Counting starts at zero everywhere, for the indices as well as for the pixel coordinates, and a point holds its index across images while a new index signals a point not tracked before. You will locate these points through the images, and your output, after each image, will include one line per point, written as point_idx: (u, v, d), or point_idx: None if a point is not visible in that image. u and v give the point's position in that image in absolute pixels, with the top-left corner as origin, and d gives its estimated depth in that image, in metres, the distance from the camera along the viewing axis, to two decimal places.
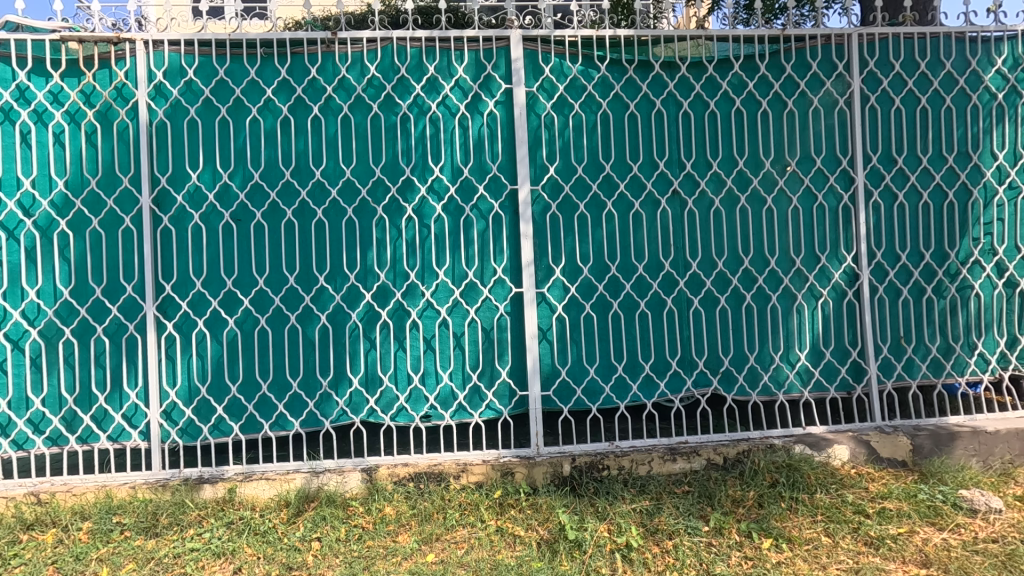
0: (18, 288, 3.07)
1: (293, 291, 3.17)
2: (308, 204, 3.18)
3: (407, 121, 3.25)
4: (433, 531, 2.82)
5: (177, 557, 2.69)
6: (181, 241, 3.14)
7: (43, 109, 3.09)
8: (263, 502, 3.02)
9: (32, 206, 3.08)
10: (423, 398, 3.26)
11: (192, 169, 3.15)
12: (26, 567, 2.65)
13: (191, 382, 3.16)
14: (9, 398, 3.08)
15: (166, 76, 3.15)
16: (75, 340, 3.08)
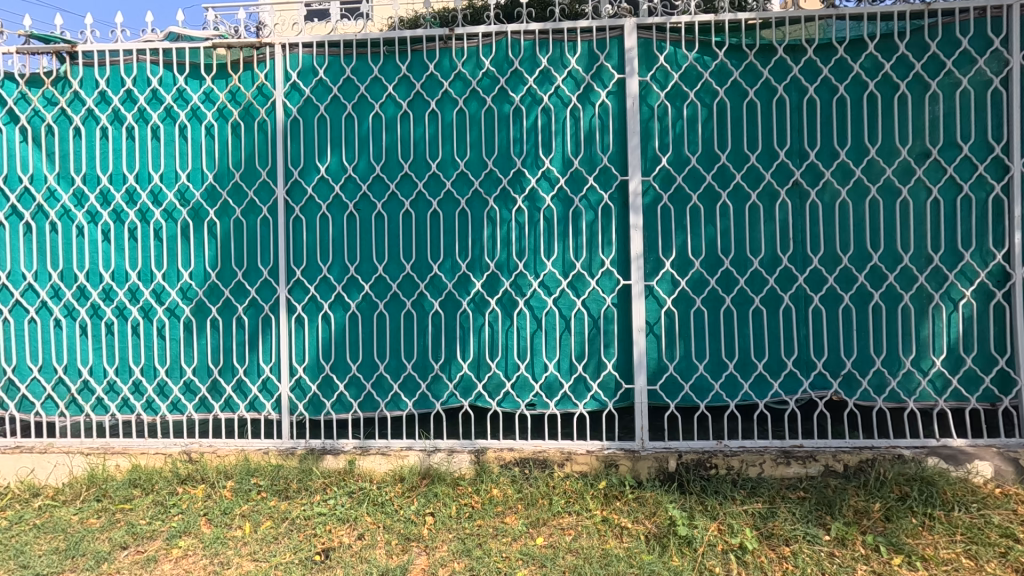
0: (175, 270, 3.44)
1: (409, 278, 3.34)
2: (425, 195, 3.33)
3: (519, 113, 3.31)
4: (540, 516, 2.88)
5: (307, 518, 2.93)
6: (311, 229, 3.39)
7: (197, 109, 3.43)
8: (379, 476, 3.22)
9: (187, 197, 3.43)
10: (529, 385, 3.34)
11: (321, 162, 3.38)
12: (183, 516, 3.00)
13: (317, 360, 3.41)
14: (167, 367, 3.48)
15: (300, 76, 3.39)
16: (220, 318, 3.42)
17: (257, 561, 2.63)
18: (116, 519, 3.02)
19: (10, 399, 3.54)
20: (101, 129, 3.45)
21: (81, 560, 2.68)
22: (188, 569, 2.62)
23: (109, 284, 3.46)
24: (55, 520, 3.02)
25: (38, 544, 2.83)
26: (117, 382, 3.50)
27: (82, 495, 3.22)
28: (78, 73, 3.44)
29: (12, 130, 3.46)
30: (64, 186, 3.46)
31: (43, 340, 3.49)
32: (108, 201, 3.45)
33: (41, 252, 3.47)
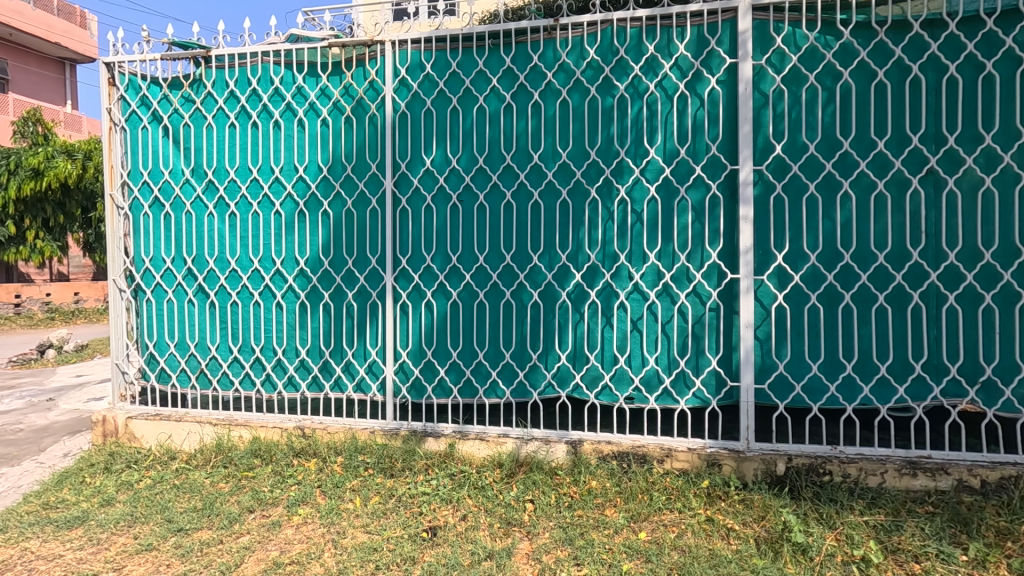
0: (293, 257, 3.67)
1: (509, 269, 3.39)
2: (526, 186, 3.36)
3: (624, 103, 3.25)
4: (640, 510, 2.85)
5: (413, 497, 3.06)
6: (416, 220, 3.51)
7: (314, 106, 3.63)
8: (478, 460, 3.29)
9: (304, 189, 3.65)
10: (627, 378, 3.30)
11: (426, 156, 3.49)
12: (300, 486, 3.22)
13: (420, 345, 3.54)
14: (284, 348, 3.72)
15: (408, 72, 3.51)
16: (332, 303, 3.63)
17: (370, 533, 2.76)
18: (242, 484, 3.29)
19: (150, 372, 3.92)
20: (230, 125, 3.73)
21: (215, 519, 2.93)
22: (309, 535, 2.78)
23: (235, 269, 3.74)
24: (191, 482, 3.34)
25: (179, 502, 3.13)
26: (240, 360, 3.79)
27: (212, 461, 3.53)
28: (211, 75, 3.74)
29: (155, 128, 3.82)
30: (198, 179, 3.77)
31: (178, 319, 3.84)
32: (235, 192, 3.73)
33: (178, 239, 3.81)
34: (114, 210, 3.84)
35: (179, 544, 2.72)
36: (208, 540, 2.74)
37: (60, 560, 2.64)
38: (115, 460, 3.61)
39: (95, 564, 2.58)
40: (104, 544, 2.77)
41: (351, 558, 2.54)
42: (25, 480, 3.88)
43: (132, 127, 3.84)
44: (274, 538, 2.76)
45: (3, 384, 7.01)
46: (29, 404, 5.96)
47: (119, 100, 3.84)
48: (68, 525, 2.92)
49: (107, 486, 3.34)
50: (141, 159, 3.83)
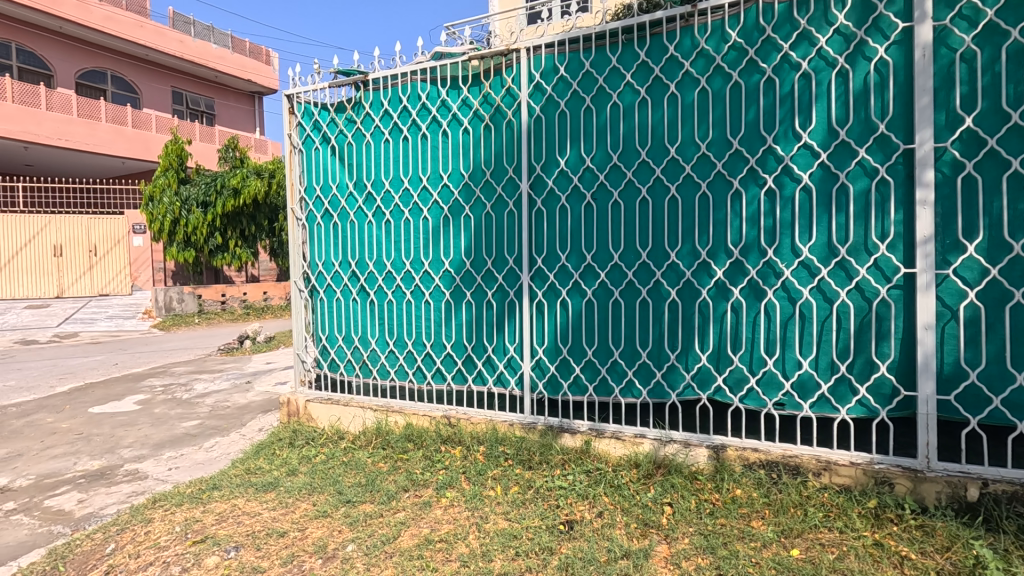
0: (439, 258, 3.96)
1: (645, 266, 3.33)
2: (663, 181, 3.27)
3: (771, 85, 3.02)
4: (793, 526, 2.64)
5: (549, 490, 3.14)
6: (551, 220, 3.59)
7: (457, 116, 3.87)
8: (615, 459, 3.28)
9: (448, 195, 3.91)
10: (777, 383, 3.07)
11: (561, 156, 3.55)
12: (447, 471, 3.48)
13: (555, 343, 3.62)
14: (431, 342, 4.04)
15: (543, 76, 3.59)
16: (474, 302, 3.86)
17: (510, 520, 2.89)
18: (398, 466, 3.64)
19: (323, 361, 4.50)
20: (384, 140, 4.13)
21: (376, 494, 3.28)
22: (455, 517, 2.99)
23: (390, 271, 4.14)
24: (356, 460, 3.77)
25: (347, 477, 3.56)
26: (395, 352, 4.19)
27: (372, 442, 3.95)
28: (369, 97, 4.17)
29: (324, 149, 4.37)
30: (359, 191, 4.23)
31: (345, 315, 4.35)
32: (389, 201, 4.12)
33: (343, 245, 4.31)
34: (295, 221, 4.46)
35: (347, 514, 3.10)
36: (371, 513, 3.08)
37: (259, 516, 3.15)
38: (297, 437, 4.20)
39: (284, 523, 3.04)
40: (291, 507, 3.24)
41: (493, 542, 2.69)
42: (233, 449, 4.69)
43: (307, 149, 4.43)
44: (425, 516, 3.02)
45: (216, 368, 8.49)
46: (234, 386, 7.16)
47: (297, 126, 4.44)
48: (264, 489, 3.48)
49: (291, 459, 3.90)
50: (315, 175, 4.40)
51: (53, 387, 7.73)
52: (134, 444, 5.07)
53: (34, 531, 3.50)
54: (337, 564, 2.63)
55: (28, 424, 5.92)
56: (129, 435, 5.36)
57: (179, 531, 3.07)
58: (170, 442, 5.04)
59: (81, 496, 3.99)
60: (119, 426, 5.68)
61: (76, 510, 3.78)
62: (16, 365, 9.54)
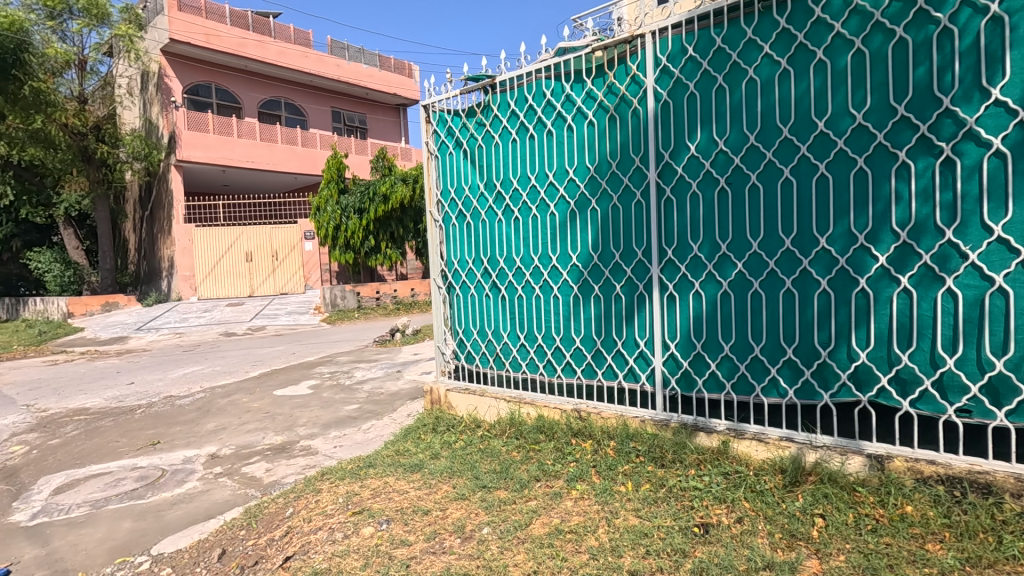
0: (566, 253, 3.99)
1: (789, 254, 3.05)
2: (810, 160, 2.96)
3: (947, 37, 2.59)
4: (981, 554, 2.26)
5: (683, 490, 3.00)
6: (682, 209, 3.42)
7: (581, 110, 3.84)
8: (757, 463, 3.06)
9: (574, 190, 3.91)
10: (961, 387, 2.63)
11: (691, 141, 3.36)
12: (578, 463, 3.49)
13: (688, 338, 3.46)
14: (561, 336, 4.09)
15: (670, 59, 3.43)
16: (602, 296, 3.82)
17: (641, 517, 2.83)
18: (530, 455, 3.74)
19: (461, 354, 4.78)
20: (511, 140, 4.24)
21: (510, 481, 3.41)
22: (586, 509, 3.00)
23: (520, 267, 4.25)
24: (491, 448, 3.95)
25: (484, 463, 3.76)
26: (526, 346, 4.31)
27: (506, 432, 4.11)
28: (496, 100, 4.31)
29: (457, 152, 4.61)
30: (490, 190, 4.40)
31: (479, 310, 4.57)
32: (518, 199, 4.23)
33: (476, 243, 4.52)
34: (433, 223, 4.79)
35: (484, 498, 3.27)
36: (506, 499, 3.22)
37: (407, 494, 3.45)
38: (439, 423, 4.52)
39: (428, 502, 3.30)
40: (434, 488, 3.51)
41: (623, 538, 2.67)
42: (386, 431, 5.19)
43: (442, 154, 4.71)
44: (556, 506, 3.07)
45: (372, 358, 9.44)
46: (386, 374, 7.92)
47: (433, 133, 4.74)
48: (411, 470, 3.80)
49: (434, 443, 4.21)
50: (449, 179, 4.67)
51: (248, 372, 9.17)
52: (307, 423, 5.84)
53: (235, 492, 4.20)
54: (474, 545, 2.79)
55: (230, 402, 7.11)
56: (304, 415, 6.18)
57: (342, 502, 3.48)
58: (336, 423, 5.73)
59: (268, 465, 4.70)
60: (296, 407, 6.58)
61: (264, 476, 4.47)
62: (222, 353, 11.46)
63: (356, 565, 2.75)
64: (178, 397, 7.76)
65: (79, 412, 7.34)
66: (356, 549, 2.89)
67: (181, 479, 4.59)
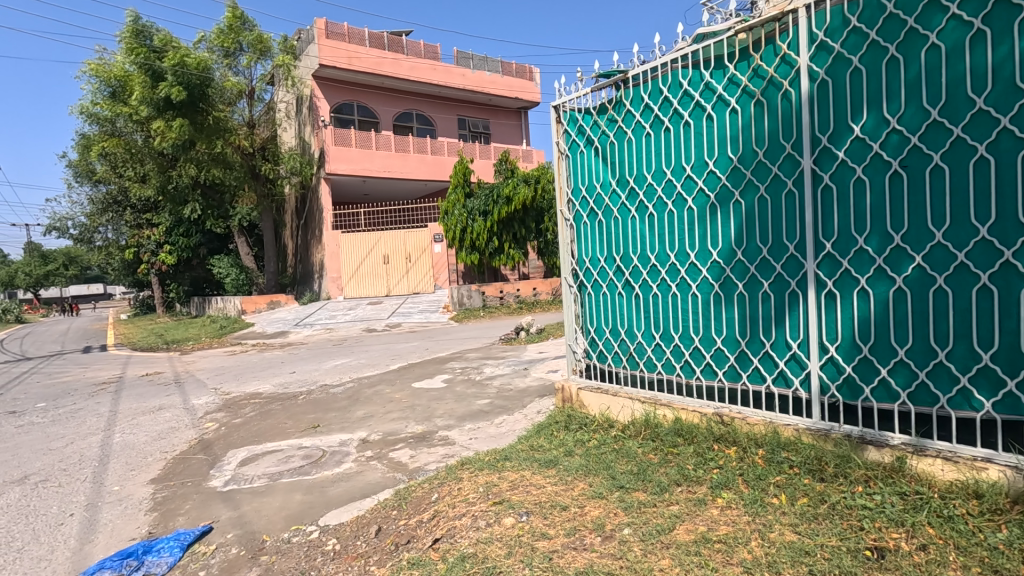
0: (706, 249, 3.79)
1: (985, 245, 2.63)
2: (1013, 134, 2.53)
3: None
4: None
5: (849, 508, 2.71)
6: (843, 199, 3.10)
7: (723, 97, 3.63)
8: (942, 484, 2.68)
9: (715, 183, 3.71)
10: None
11: (855, 122, 3.03)
12: (722, 470, 3.29)
13: (852, 340, 3.12)
14: (700, 336, 3.89)
15: (829, 33, 3.11)
16: (747, 294, 3.58)
17: (800, 534, 2.61)
18: (668, 458, 3.60)
19: (593, 352, 4.75)
20: (645, 134, 4.13)
21: (649, 484, 3.32)
22: (734, 519, 2.83)
23: (655, 264, 4.13)
24: (626, 448, 3.87)
25: (620, 463, 3.70)
26: (662, 346, 4.17)
27: (641, 433, 3.99)
28: (629, 94, 4.22)
29: (588, 150, 4.59)
30: (622, 187, 4.32)
31: (611, 309, 4.52)
32: (652, 194, 4.11)
33: (609, 241, 4.47)
34: (564, 222, 4.82)
35: (622, 498, 3.22)
36: (645, 501, 3.14)
37: (544, 489, 3.51)
38: (571, 421, 4.54)
39: (565, 498, 3.33)
40: (570, 484, 3.53)
41: (780, 554, 2.48)
42: (517, 426, 5.34)
43: (573, 153, 4.72)
44: (701, 514, 2.93)
45: (499, 355, 9.76)
46: (513, 371, 8.14)
47: (563, 133, 4.77)
48: (546, 465, 3.86)
49: (567, 441, 4.23)
50: (580, 177, 4.68)
51: (389, 365, 9.94)
52: (444, 415, 6.18)
53: (385, 475, 4.58)
54: (615, 545, 2.76)
55: (375, 393, 7.75)
56: (440, 407, 6.56)
57: (482, 491, 3.63)
58: (470, 416, 6.01)
59: (412, 452, 5.06)
60: (433, 399, 7.00)
61: (409, 462, 4.81)
62: (365, 347, 12.54)
63: (499, 553, 2.86)
64: (331, 386, 8.63)
65: (254, 396, 8.46)
66: (500, 538, 3.00)
67: (339, 460, 5.11)
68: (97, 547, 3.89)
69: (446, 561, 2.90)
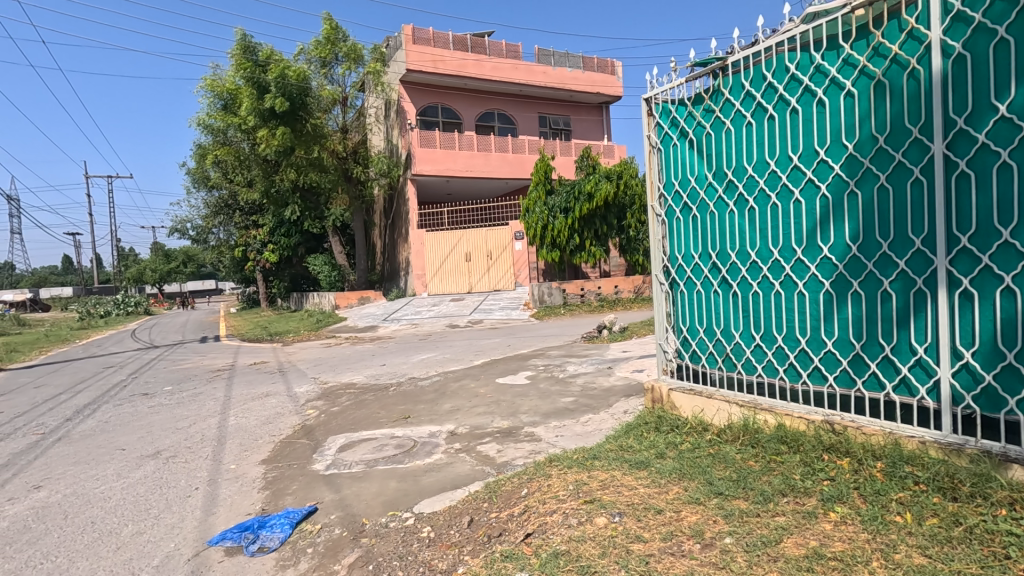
0: (815, 245, 3.53)
1: None
2: None
3: None
4: None
5: (990, 533, 2.42)
6: (984, 187, 2.76)
7: (836, 80, 3.36)
8: None
9: (826, 173, 3.44)
10: None
11: (999, 100, 2.68)
12: (833, 483, 3.05)
13: (994, 346, 2.78)
14: (808, 338, 3.64)
15: (968, 2, 2.78)
16: (864, 293, 3.29)
17: (932, 558, 2.36)
18: (771, 467, 3.39)
19: (685, 353, 4.59)
20: (746, 123, 3.91)
21: (751, 492, 3.15)
22: (850, 536, 2.62)
23: (756, 261, 3.91)
24: (723, 453, 3.69)
25: (717, 469, 3.54)
26: (763, 347, 3.94)
27: (739, 438, 3.79)
28: (728, 82, 4.02)
29: (682, 143, 4.42)
30: (719, 180, 4.13)
31: (705, 307, 4.33)
32: (753, 187, 3.89)
33: (704, 237, 4.28)
34: (655, 218, 4.68)
35: (721, 505, 3.08)
36: (747, 510, 2.98)
37: (636, 490, 3.43)
38: (662, 422, 4.40)
39: (660, 502, 3.24)
40: (664, 488, 3.42)
41: None
42: (605, 426, 5.26)
43: (665, 147, 4.57)
44: (811, 527, 2.74)
45: (582, 353, 9.69)
46: (598, 370, 8.03)
47: (655, 126, 4.63)
48: (637, 467, 3.77)
49: (659, 442, 4.11)
50: (673, 171, 4.51)
51: (472, 360, 10.17)
52: (529, 411, 6.22)
53: (474, 467, 4.68)
54: (717, 554, 2.65)
55: (461, 387, 7.95)
56: (525, 403, 6.60)
57: (572, 489, 3.60)
58: (555, 413, 6.00)
59: (500, 447, 5.13)
60: (517, 395, 7.07)
61: (497, 456, 4.89)
62: (450, 343, 12.89)
63: (593, 552, 2.82)
64: (420, 379, 8.95)
65: (349, 387, 8.95)
66: (593, 537, 2.97)
67: (429, 450, 5.28)
68: (219, 519, 4.28)
69: (539, 556, 2.91)
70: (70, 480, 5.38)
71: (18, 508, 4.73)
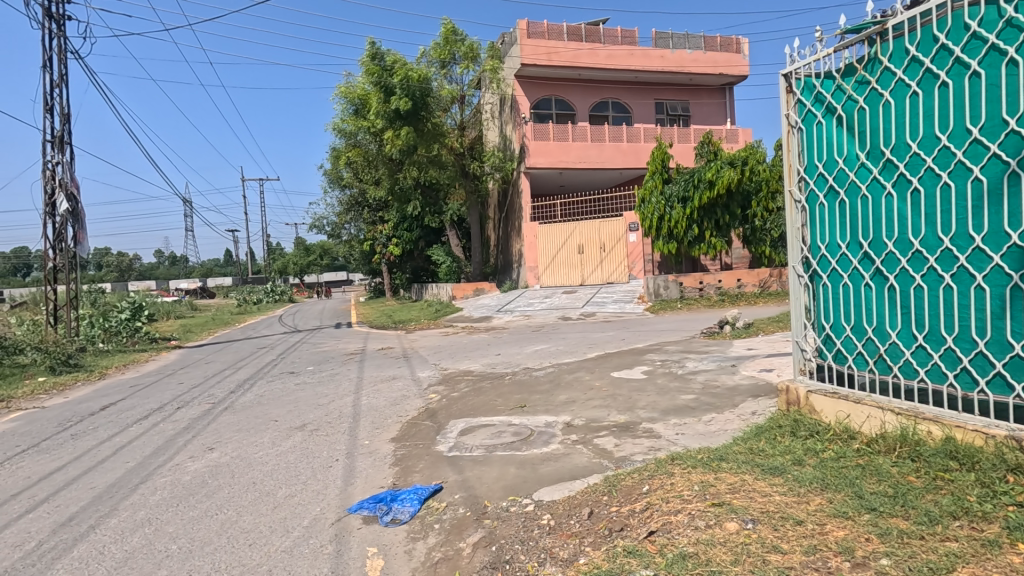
0: (1001, 231, 3.01)
1: None
2: None
3: None
4: None
5: None
6: None
7: None
8: None
9: (1019, 147, 2.91)
10: None
11: None
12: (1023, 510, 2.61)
13: None
14: (987, 340, 3.12)
15: None
16: None
17: None
18: (938, 485, 2.98)
19: (827, 351, 4.18)
20: (910, 93, 3.43)
21: (912, 512, 2.79)
22: None
23: (920, 250, 3.43)
24: (875, 465, 3.31)
25: (867, 482, 3.18)
26: (927, 349, 3.45)
27: (896, 450, 3.37)
28: (888, 48, 3.56)
29: (828, 121, 4.02)
30: (875, 160, 3.68)
31: (853, 302, 3.90)
32: (918, 166, 3.42)
33: (853, 224, 3.86)
34: (794, 204, 4.32)
35: (875, 522, 2.77)
36: (908, 531, 2.65)
37: (771, 497, 3.18)
38: (799, 427, 4.05)
39: (800, 512, 2.98)
40: (804, 497, 3.14)
41: None
42: (731, 426, 4.96)
43: (808, 126, 4.19)
44: (994, 558, 2.36)
45: (702, 349, 9.23)
46: (720, 367, 7.60)
47: (796, 104, 4.27)
48: (772, 472, 3.51)
49: (796, 448, 3.79)
50: (817, 152, 4.12)
51: (586, 353, 10.12)
52: (647, 407, 6.05)
53: (591, 460, 4.64)
54: None
55: (576, 379, 7.94)
56: (642, 398, 6.44)
57: (698, 490, 3.43)
58: (675, 410, 5.78)
59: (617, 441, 5.05)
60: (634, 390, 6.91)
61: (615, 451, 4.81)
62: (562, 334, 12.93)
63: (726, 558, 2.68)
64: (534, 369, 9.08)
65: (467, 374, 9.33)
66: (723, 542, 2.82)
67: (546, 440, 5.34)
68: (356, 489, 4.67)
69: (665, 556, 2.82)
70: (236, 444, 6.17)
71: (197, 465, 5.53)
